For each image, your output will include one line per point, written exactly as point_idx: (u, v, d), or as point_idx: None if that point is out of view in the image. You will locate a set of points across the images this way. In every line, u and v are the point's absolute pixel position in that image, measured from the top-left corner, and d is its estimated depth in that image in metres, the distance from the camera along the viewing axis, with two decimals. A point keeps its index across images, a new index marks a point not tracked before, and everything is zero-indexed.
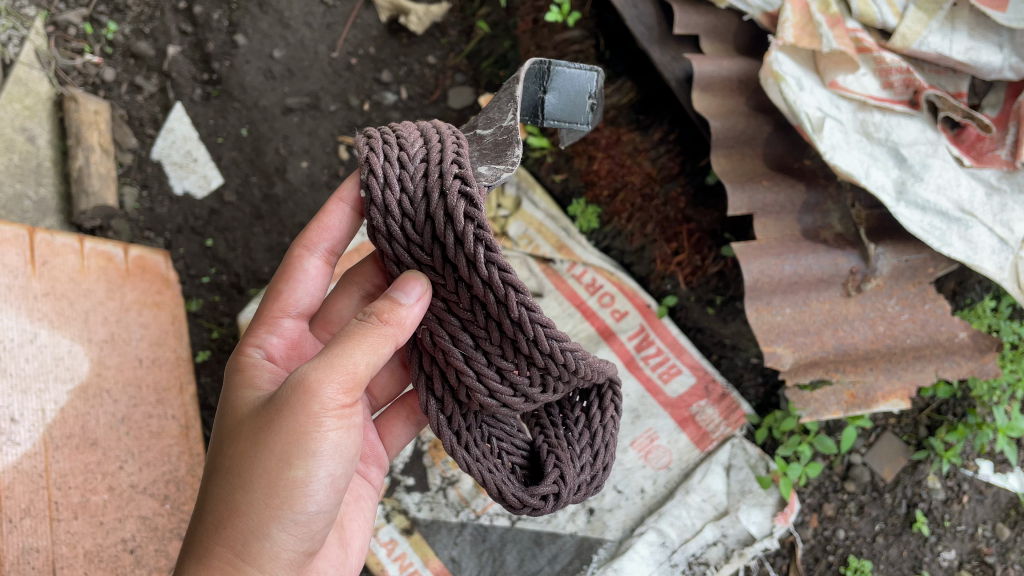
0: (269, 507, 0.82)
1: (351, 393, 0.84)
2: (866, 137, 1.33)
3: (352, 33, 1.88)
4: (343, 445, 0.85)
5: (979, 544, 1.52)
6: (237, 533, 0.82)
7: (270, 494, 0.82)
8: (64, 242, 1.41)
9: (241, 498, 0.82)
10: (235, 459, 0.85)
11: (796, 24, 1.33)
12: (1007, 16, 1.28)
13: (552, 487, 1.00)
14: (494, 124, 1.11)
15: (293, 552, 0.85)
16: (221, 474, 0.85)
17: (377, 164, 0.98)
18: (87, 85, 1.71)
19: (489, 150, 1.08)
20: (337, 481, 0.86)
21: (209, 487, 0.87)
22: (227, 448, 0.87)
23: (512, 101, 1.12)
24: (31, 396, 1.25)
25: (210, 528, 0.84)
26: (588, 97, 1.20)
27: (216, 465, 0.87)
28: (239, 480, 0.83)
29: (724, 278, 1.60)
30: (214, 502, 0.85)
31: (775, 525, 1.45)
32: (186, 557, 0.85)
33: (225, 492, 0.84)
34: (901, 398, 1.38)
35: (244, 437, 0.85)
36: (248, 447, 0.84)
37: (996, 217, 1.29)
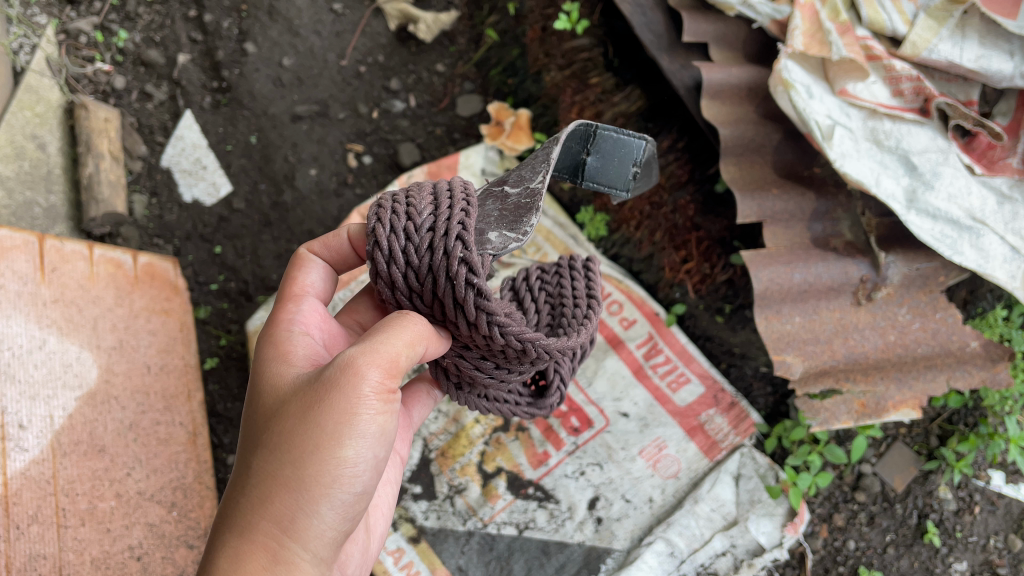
0: (318, 484, 0.75)
1: (394, 380, 0.80)
2: (877, 144, 1.33)
3: (362, 41, 1.89)
4: (387, 428, 0.80)
5: (990, 555, 1.50)
6: (284, 511, 0.74)
7: (320, 471, 0.75)
8: (73, 248, 1.41)
9: (288, 475, 0.75)
10: (281, 435, 0.77)
11: (806, 31, 1.34)
12: (1019, 24, 1.28)
13: (557, 396, 1.17)
14: (521, 185, 0.99)
15: (336, 535, 0.78)
16: (263, 452, 0.78)
17: (384, 237, 0.86)
18: (98, 93, 1.72)
19: (505, 215, 0.95)
20: (379, 464, 0.80)
21: (248, 468, 0.79)
22: (269, 427, 0.80)
23: (547, 163, 0.99)
24: (39, 402, 1.25)
25: (252, 507, 0.76)
26: (632, 165, 1.14)
27: (256, 445, 0.80)
28: (288, 455, 0.76)
29: (733, 285, 1.58)
30: (257, 478, 0.77)
31: (785, 535, 1.43)
32: (223, 538, 0.75)
33: (270, 468, 0.76)
34: (912, 407, 1.36)
35: (288, 413, 0.79)
36: (296, 421, 0.77)
37: (1007, 225, 1.28)
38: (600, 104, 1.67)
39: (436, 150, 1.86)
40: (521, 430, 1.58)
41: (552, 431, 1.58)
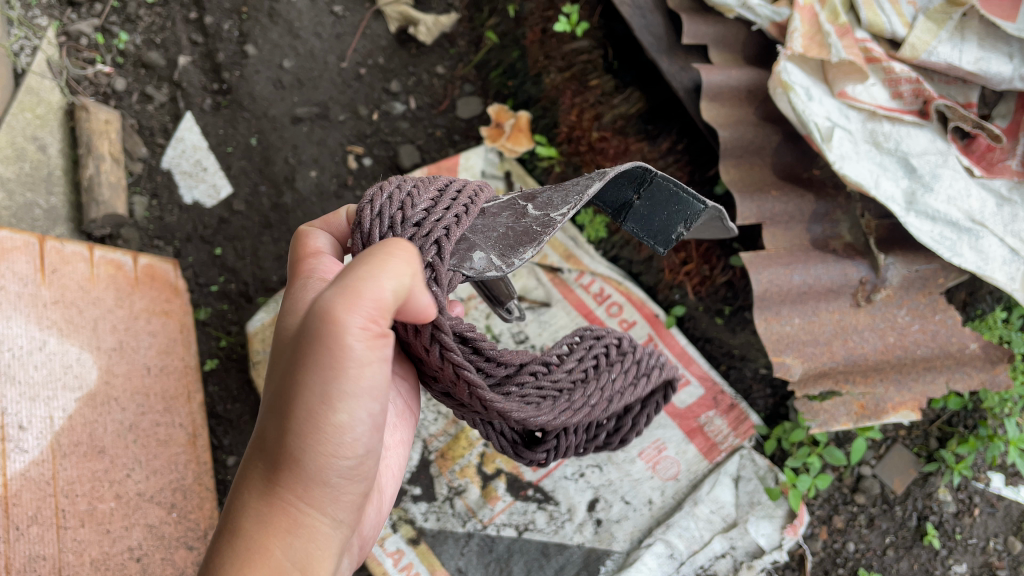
0: (321, 453, 0.68)
1: (383, 326, 0.68)
2: (876, 147, 1.33)
3: (362, 43, 1.89)
4: (383, 378, 0.70)
5: (990, 557, 1.51)
6: (297, 478, 0.69)
7: (316, 440, 0.67)
8: (74, 249, 1.41)
9: (289, 444, 0.68)
10: (277, 395, 0.69)
11: (805, 34, 1.34)
12: (1017, 27, 1.28)
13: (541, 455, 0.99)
14: (538, 210, 0.94)
15: (353, 494, 0.73)
16: (265, 411, 0.70)
17: (367, 219, 0.84)
18: (98, 95, 1.72)
19: (503, 236, 0.91)
20: (381, 415, 0.72)
21: (257, 427, 0.72)
22: (265, 379, 0.72)
23: (580, 197, 0.93)
24: (39, 403, 1.25)
25: (264, 473, 0.70)
26: (681, 226, 1.07)
27: (261, 400, 0.72)
28: (286, 419, 0.67)
29: (733, 287, 1.59)
30: (265, 441, 0.70)
31: (785, 537, 1.43)
32: (238, 497, 0.71)
33: (272, 431, 0.69)
34: (911, 409, 1.37)
35: (281, 369, 0.69)
36: (286, 381, 0.68)
37: (1006, 227, 1.29)
38: (599, 106, 1.68)
39: (435, 152, 1.86)
40: None
41: None
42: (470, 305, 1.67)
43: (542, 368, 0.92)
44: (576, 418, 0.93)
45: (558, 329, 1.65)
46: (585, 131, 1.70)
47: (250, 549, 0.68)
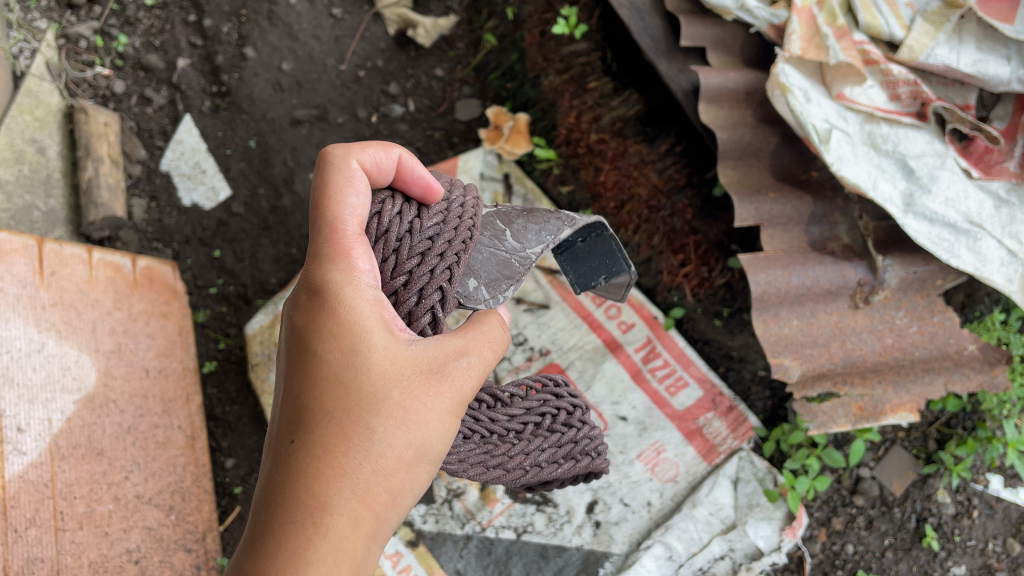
0: (423, 470, 0.80)
1: None
2: (874, 149, 1.33)
3: (360, 45, 1.89)
4: None
5: (989, 560, 1.50)
6: (399, 486, 0.78)
7: (428, 457, 0.80)
8: (73, 252, 1.41)
9: (410, 456, 0.78)
10: (408, 411, 0.78)
11: (803, 36, 1.34)
12: (1015, 29, 1.29)
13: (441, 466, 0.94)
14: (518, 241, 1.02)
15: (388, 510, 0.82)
16: (378, 420, 0.77)
17: (389, 215, 0.90)
18: (97, 97, 1.73)
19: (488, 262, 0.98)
20: None
21: (366, 425, 0.77)
22: (376, 392, 0.78)
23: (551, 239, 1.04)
24: (37, 405, 1.25)
25: (376, 473, 0.76)
26: (602, 277, 1.21)
27: (372, 398, 0.77)
28: (416, 436, 0.79)
29: (731, 289, 1.59)
30: (381, 444, 0.77)
31: (783, 540, 1.44)
32: (333, 495, 0.74)
33: (387, 442, 0.77)
34: (909, 410, 1.38)
35: (415, 390, 0.79)
36: (427, 402, 0.79)
37: (1004, 229, 1.29)
38: (599, 108, 1.68)
39: (435, 154, 1.86)
40: None
41: None
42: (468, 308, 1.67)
43: (490, 399, 0.99)
44: (486, 475, 0.93)
45: (556, 332, 1.65)
46: (583, 133, 1.70)
47: (349, 549, 0.73)
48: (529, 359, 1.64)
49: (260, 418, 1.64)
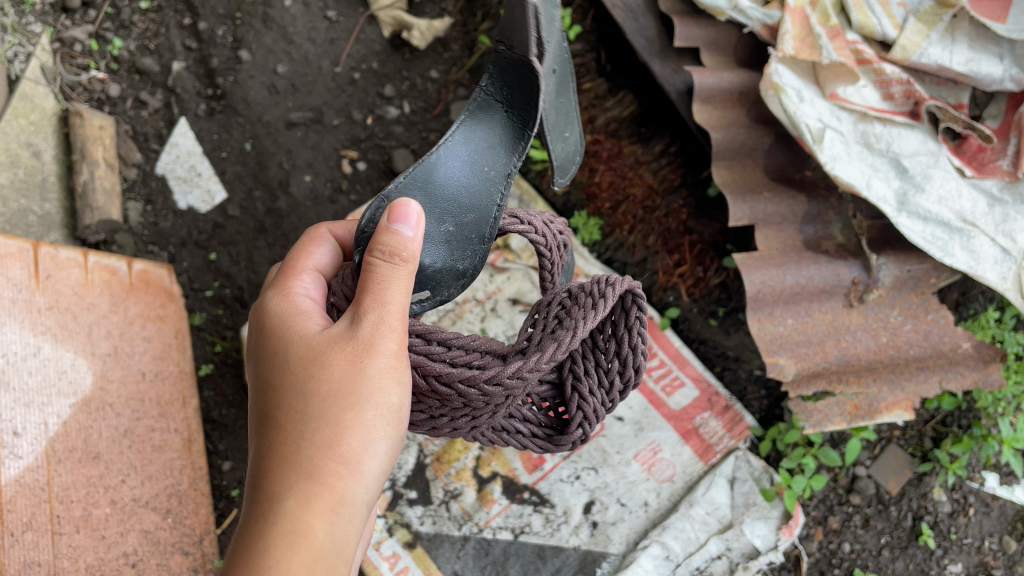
0: (373, 427, 0.82)
1: None
2: (867, 148, 1.33)
3: (355, 48, 1.88)
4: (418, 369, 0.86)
5: (985, 557, 1.52)
6: (351, 451, 0.81)
7: (375, 414, 0.82)
8: (68, 256, 1.41)
9: (348, 420, 0.81)
10: (330, 384, 0.82)
11: (796, 36, 1.33)
12: (1007, 28, 1.30)
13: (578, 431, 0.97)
14: (487, 150, 1.03)
15: (380, 472, 0.86)
16: (310, 400, 0.82)
17: None
18: (92, 101, 1.73)
19: (477, 195, 1.01)
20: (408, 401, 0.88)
21: (299, 411, 0.82)
22: (304, 375, 0.83)
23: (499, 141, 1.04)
24: (33, 409, 1.25)
25: (316, 448, 0.81)
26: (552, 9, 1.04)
27: (299, 385, 0.83)
28: (349, 403, 0.81)
29: (726, 289, 1.61)
30: (315, 420, 0.81)
31: (780, 539, 1.44)
32: (281, 482, 0.80)
33: (322, 415, 0.81)
34: (904, 409, 1.37)
35: (334, 360, 0.82)
36: (350, 367, 0.81)
37: (998, 227, 1.30)
38: (593, 109, 1.67)
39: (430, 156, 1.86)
40: None
41: None
42: (464, 309, 1.68)
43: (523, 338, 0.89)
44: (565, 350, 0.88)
45: None
46: None
47: (310, 521, 0.78)
48: None
49: None
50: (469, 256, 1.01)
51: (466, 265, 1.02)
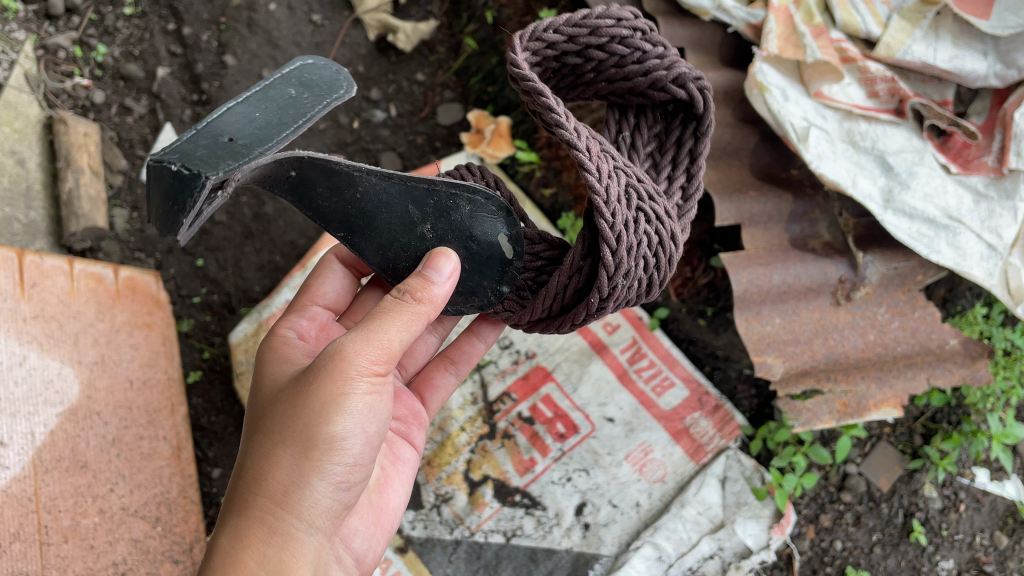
0: (309, 460, 0.84)
1: (384, 364, 0.87)
2: (852, 145, 1.33)
3: (340, 51, 1.88)
4: (373, 408, 0.87)
5: (977, 553, 1.52)
6: (280, 483, 0.83)
7: (309, 447, 0.84)
8: (54, 264, 1.40)
9: (280, 452, 0.84)
10: (271, 422, 0.87)
11: (780, 35, 1.34)
12: (991, 24, 1.31)
13: (681, 90, 1.01)
14: (333, 205, 0.96)
15: (328, 503, 0.87)
16: (257, 436, 0.88)
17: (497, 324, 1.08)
18: (77, 108, 1.72)
19: (386, 204, 0.96)
20: (370, 437, 0.89)
21: (249, 448, 0.89)
22: (262, 418, 0.90)
23: (336, 170, 0.94)
24: (19, 419, 1.24)
25: (250, 481, 0.85)
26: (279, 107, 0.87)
27: (255, 426, 0.90)
28: (280, 437, 0.85)
29: (715, 288, 1.60)
30: (254, 456, 0.87)
31: (772, 537, 1.45)
32: (224, 514, 0.86)
33: (261, 450, 0.86)
34: (893, 406, 1.37)
35: (282, 401, 0.88)
36: (288, 406, 0.87)
37: (983, 223, 1.30)
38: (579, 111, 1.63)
39: (417, 159, 1.86)
40: (508, 437, 1.55)
41: (538, 437, 1.55)
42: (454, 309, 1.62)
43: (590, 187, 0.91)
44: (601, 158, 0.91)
45: (542, 335, 1.62)
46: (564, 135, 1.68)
47: (235, 551, 0.82)
48: (516, 361, 1.60)
49: None
50: (458, 204, 0.96)
51: (465, 203, 0.96)
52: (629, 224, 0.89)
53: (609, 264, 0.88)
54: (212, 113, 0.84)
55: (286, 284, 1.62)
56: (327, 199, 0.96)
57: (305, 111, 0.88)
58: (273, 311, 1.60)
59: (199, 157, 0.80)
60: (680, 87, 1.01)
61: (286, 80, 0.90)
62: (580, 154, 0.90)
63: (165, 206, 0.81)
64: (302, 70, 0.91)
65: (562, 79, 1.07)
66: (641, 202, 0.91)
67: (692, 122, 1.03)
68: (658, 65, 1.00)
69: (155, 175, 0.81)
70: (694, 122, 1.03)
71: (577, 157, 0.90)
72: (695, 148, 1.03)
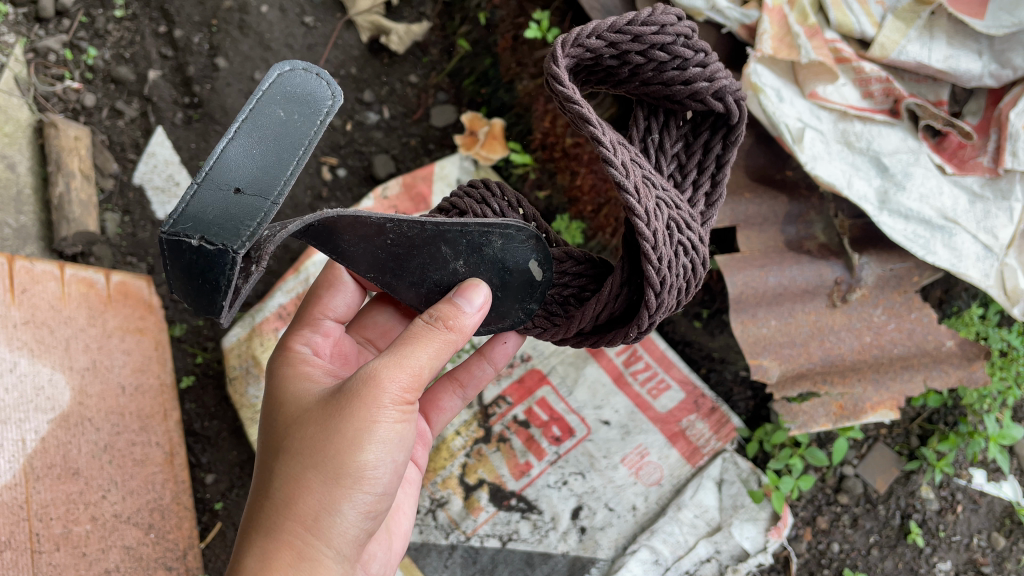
0: (340, 487, 0.83)
1: (414, 391, 0.86)
2: (848, 147, 1.33)
3: (333, 53, 1.87)
4: (403, 435, 0.86)
5: (975, 554, 1.52)
6: (311, 508, 0.83)
7: (340, 475, 0.83)
8: (44, 269, 1.38)
9: (312, 477, 0.83)
10: (298, 443, 0.86)
11: (774, 36, 1.32)
12: (986, 24, 1.30)
13: (718, 103, 0.96)
14: (359, 249, 0.91)
15: (355, 529, 0.87)
16: (283, 457, 0.87)
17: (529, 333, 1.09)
18: (68, 111, 1.71)
19: (418, 246, 0.92)
20: (397, 463, 0.88)
21: (273, 467, 0.88)
22: (286, 438, 0.89)
23: (365, 224, 0.87)
24: (10, 426, 1.23)
25: (279, 503, 0.84)
26: (278, 141, 0.79)
27: (278, 446, 0.89)
28: (310, 462, 0.84)
29: (710, 290, 1.57)
30: (281, 477, 0.86)
31: (768, 540, 1.43)
32: (251, 534, 0.85)
33: (291, 472, 0.85)
34: (890, 408, 1.37)
35: (309, 423, 0.87)
36: (317, 430, 0.85)
37: (979, 224, 1.30)
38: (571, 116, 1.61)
39: (410, 161, 1.86)
40: (503, 441, 1.55)
41: (534, 441, 1.55)
42: None
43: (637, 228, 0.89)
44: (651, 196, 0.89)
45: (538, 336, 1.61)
46: (558, 137, 1.67)
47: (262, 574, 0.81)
48: (511, 365, 1.59)
49: (239, 432, 1.63)
50: (489, 240, 0.93)
51: (497, 238, 0.93)
52: (671, 264, 0.89)
53: (653, 304, 0.90)
54: (211, 158, 0.76)
55: (280, 288, 1.62)
56: (354, 243, 0.90)
57: (301, 139, 0.79)
58: (265, 315, 1.59)
59: (215, 224, 0.75)
60: (717, 100, 0.97)
61: (271, 100, 0.80)
62: (630, 197, 0.86)
63: (193, 284, 0.77)
64: (282, 81, 0.81)
65: (591, 74, 1.00)
66: (685, 238, 0.91)
67: (723, 129, 1.00)
68: (701, 76, 0.95)
69: (172, 250, 0.75)
70: (726, 130, 1.00)
71: (627, 201, 0.86)
72: (723, 156, 1.01)
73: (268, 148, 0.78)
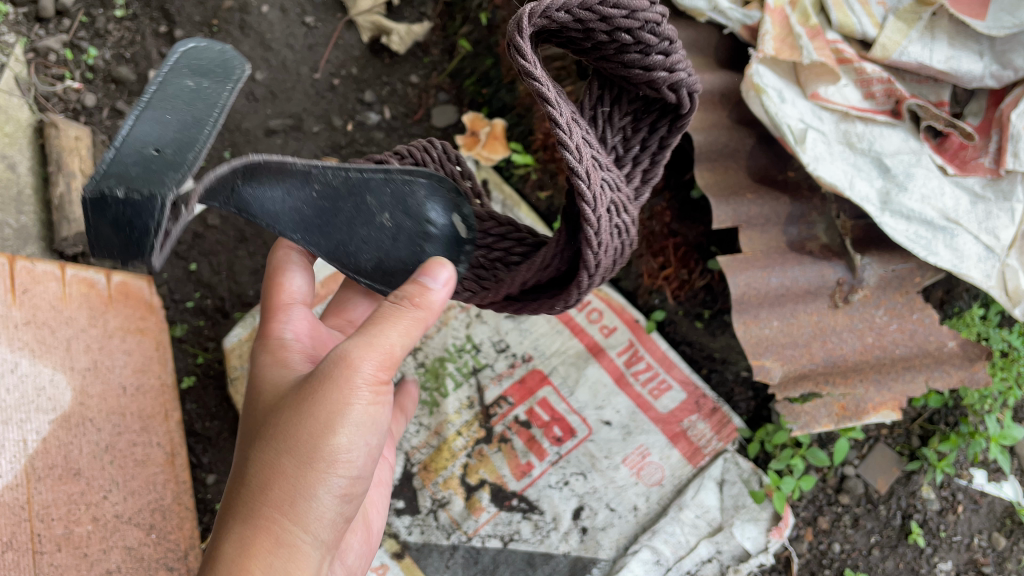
0: (315, 471, 0.81)
1: (386, 371, 0.85)
2: (849, 147, 1.33)
3: (334, 53, 1.87)
4: (376, 417, 0.85)
5: (975, 554, 1.53)
6: (287, 493, 0.81)
7: (313, 458, 0.81)
8: (45, 269, 1.36)
9: (286, 462, 0.81)
10: (271, 431, 0.84)
11: (776, 36, 1.33)
12: (986, 25, 1.31)
13: (672, 92, 0.92)
14: (283, 206, 0.90)
15: (332, 514, 0.84)
16: (256, 445, 0.84)
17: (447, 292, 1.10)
18: (68, 111, 1.70)
19: (343, 199, 0.91)
20: (372, 447, 0.87)
21: (246, 457, 0.85)
22: (259, 427, 0.86)
23: (287, 170, 0.87)
24: (12, 426, 1.21)
25: (254, 490, 0.82)
26: (192, 104, 0.80)
27: (251, 436, 0.87)
28: (284, 447, 0.82)
29: (711, 291, 1.59)
30: (254, 464, 0.83)
31: (769, 541, 1.43)
32: (227, 523, 0.82)
33: (264, 459, 0.83)
34: (892, 409, 1.37)
35: (281, 409, 0.85)
36: (290, 416, 0.83)
37: (981, 224, 1.30)
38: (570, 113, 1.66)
39: None
40: (504, 441, 1.55)
41: (535, 441, 1.55)
42: (449, 316, 1.63)
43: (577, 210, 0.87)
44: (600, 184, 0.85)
45: (538, 337, 1.61)
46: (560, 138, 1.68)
47: (239, 562, 0.78)
48: (512, 365, 1.60)
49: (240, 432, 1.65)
50: (413, 188, 0.93)
51: (420, 185, 0.93)
52: (608, 247, 0.88)
53: (584, 284, 0.90)
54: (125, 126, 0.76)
55: None
56: (277, 196, 0.89)
57: (214, 102, 0.81)
58: None
59: (139, 178, 0.74)
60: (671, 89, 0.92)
61: (177, 73, 0.82)
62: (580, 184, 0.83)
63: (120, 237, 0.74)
64: (186, 56, 0.83)
65: (552, 36, 0.91)
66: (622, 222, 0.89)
67: (671, 115, 0.96)
68: (663, 65, 0.89)
69: (95, 208, 0.73)
70: (675, 115, 0.96)
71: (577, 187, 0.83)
72: (666, 138, 0.98)
73: (183, 110, 0.79)
